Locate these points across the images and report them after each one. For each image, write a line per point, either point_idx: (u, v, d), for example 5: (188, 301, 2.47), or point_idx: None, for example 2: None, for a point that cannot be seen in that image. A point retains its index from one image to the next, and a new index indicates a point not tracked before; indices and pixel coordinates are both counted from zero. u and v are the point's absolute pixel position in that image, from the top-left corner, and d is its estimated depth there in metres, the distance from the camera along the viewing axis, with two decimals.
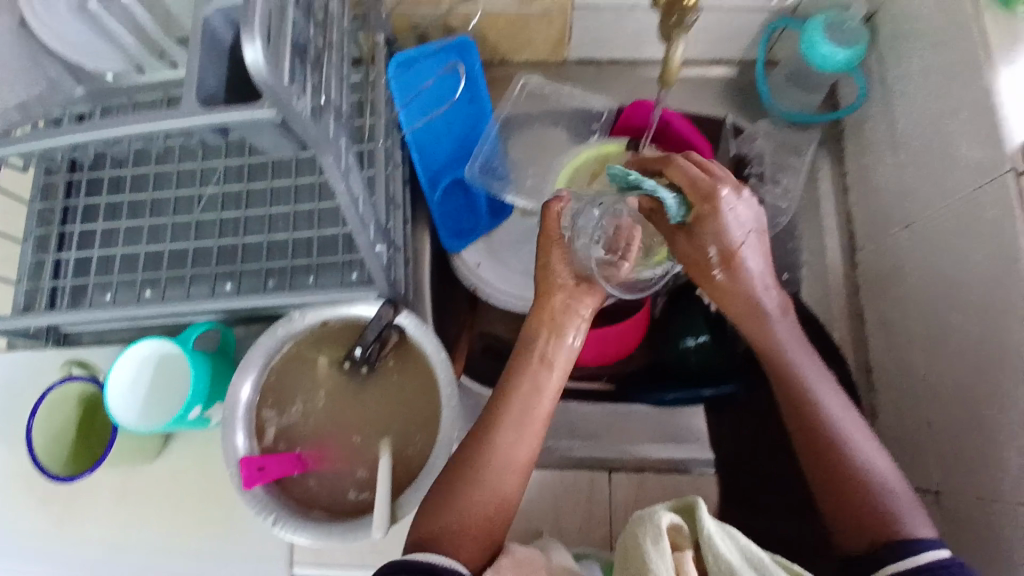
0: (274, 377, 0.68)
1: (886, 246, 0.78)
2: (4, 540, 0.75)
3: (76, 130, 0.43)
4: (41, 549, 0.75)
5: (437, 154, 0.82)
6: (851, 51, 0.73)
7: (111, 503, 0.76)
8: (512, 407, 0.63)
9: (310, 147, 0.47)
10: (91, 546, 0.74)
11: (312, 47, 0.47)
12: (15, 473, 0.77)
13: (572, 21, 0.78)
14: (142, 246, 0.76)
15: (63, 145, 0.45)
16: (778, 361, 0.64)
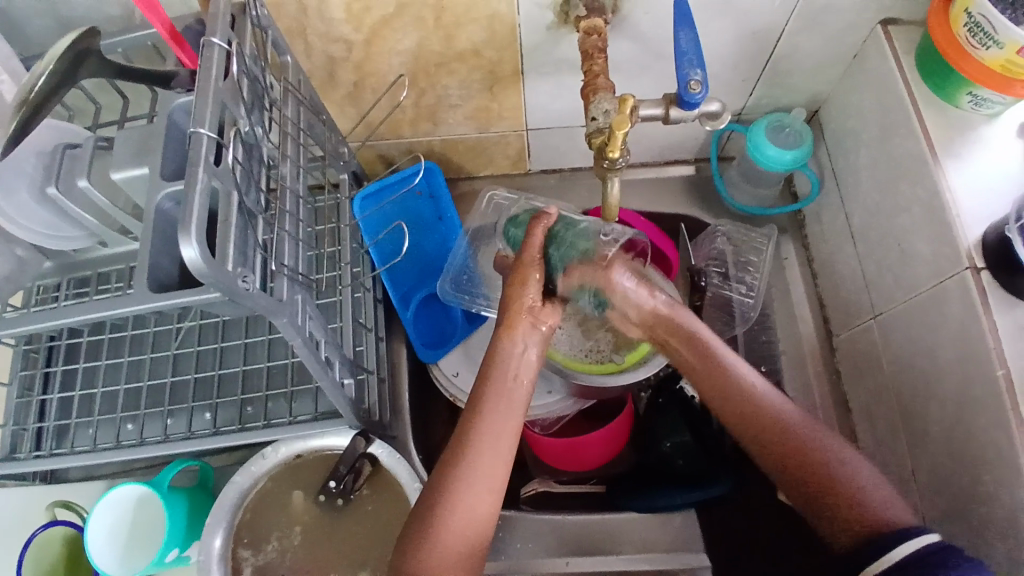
0: (249, 515, 0.68)
1: (860, 333, 0.77)
2: None
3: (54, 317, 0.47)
4: None
5: (408, 274, 0.85)
6: (799, 150, 0.78)
7: None
8: (471, 452, 0.55)
9: (262, 314, 0.49)
10: None
11: (260, 217, 0.51)
12: None
13: (528, 141, 0.86)
14: (123, 383, 0.78)
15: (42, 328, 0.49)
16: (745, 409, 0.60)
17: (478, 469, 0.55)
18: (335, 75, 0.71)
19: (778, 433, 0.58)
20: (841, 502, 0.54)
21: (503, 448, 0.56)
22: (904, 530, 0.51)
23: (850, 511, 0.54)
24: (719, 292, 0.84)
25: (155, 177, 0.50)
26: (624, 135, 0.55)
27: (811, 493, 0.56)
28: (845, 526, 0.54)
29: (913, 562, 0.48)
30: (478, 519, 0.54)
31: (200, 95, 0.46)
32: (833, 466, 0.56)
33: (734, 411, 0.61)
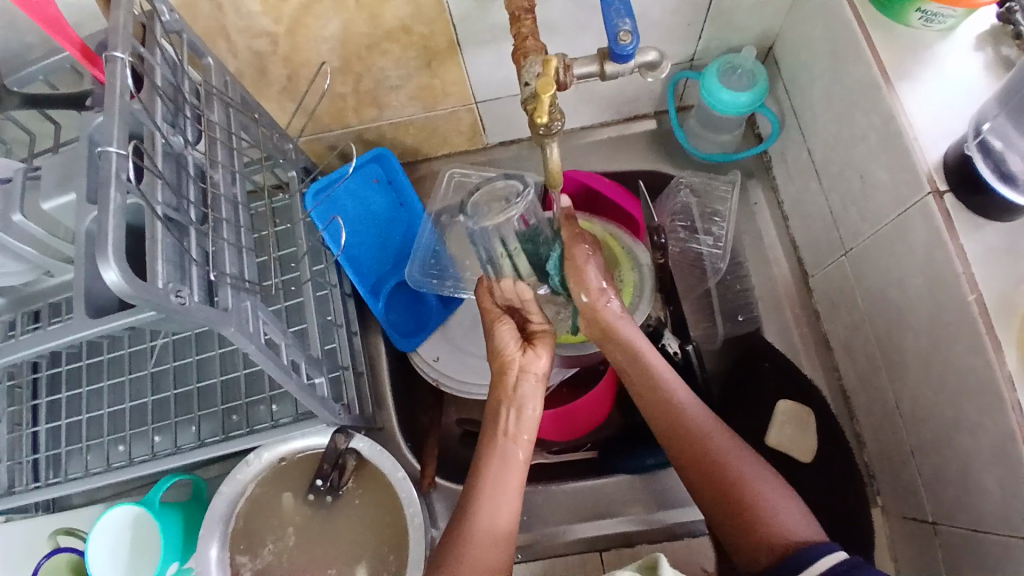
0: (242, 523, 0.69)
1: (833, 270, 0.76)
2: None
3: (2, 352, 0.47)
4: None
5: (375, 264, 0.84)
6: (753, 91, 0.77)
7: None
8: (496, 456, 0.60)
9: (208, 327, 0.48)
10: None
11: (193, 229, 0.50)
12: None
13: (479, 114, 0.84)
14: (105, 407, 0.77)
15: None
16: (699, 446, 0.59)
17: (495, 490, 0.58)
18: (266, 71, 0.69)
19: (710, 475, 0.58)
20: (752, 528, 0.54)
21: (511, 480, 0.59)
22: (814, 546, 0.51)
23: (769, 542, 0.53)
24: (687, 246, 0.84)
25: (81, 201, 0.49)
26: (551, 98, 0.54)
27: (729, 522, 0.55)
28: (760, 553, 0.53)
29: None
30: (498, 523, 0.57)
31: (106, 113, 0.45)
32: (756, 490, 0.55)
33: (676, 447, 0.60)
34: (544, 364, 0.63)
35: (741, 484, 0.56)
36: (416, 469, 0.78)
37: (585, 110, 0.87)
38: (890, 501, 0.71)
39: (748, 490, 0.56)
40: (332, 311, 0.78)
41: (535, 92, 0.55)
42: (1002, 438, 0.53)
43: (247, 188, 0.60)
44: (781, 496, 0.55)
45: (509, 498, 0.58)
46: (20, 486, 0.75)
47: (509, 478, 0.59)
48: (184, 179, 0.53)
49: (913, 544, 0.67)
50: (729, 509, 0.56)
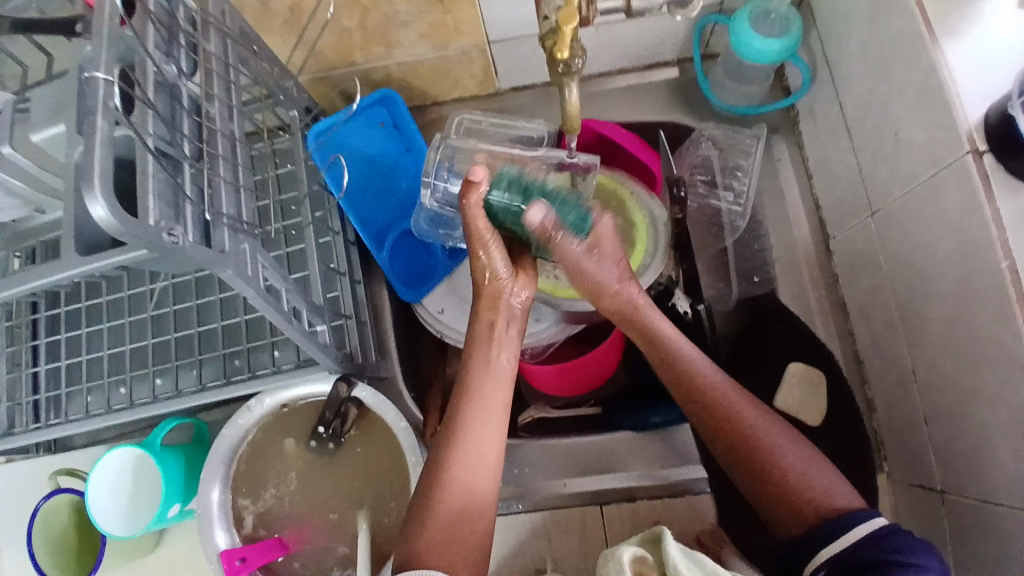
0: (244, 466, 0.69)
1: (857, 233, 0.73)
2: None
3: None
4: None
5: (381, 213, 0.81)
6: (787, 38, 0.72)
7: None
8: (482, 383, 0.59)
9: (206, 268, 0.46)
10: None
11: (189, 165, 0.48)
12: None
13: (492, 56, 0.79)
14: (106, 349, 0.77)
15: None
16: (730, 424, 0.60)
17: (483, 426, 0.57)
18: (267, 1, 0.65)
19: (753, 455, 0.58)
20: (796, 497, 0.55)
21: (493, 420, 0.58)
22: (853, 514, 0.52)
23: (798, 498, 0.55)
24: (706, 203, 0.81)
25: (69, 133, 0.46)
26: (573, 32, 0.50)
27: (764, 489, 0.57)
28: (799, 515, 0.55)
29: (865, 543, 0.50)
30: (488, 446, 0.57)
31: (92, 36, 0.42)
32: (786, 463, 0.57)
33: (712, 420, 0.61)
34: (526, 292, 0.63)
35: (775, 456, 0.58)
36: (417, 419, 0.78)
37: (604, 55, 0.82)
38: (897, 469, 0.70)
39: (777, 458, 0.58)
40: (335, 258, 0.76)
41: (555, 26, 0.51)
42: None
43: (246, 126, 0.57)
44: (810, 468, 0.57)
45: (489, 435, 0.57)
46: (21, 424, 0.75)
47: (491, 409, 0.58)
48: (179, 113, 0.50)
49: (918, 513, 0.67)
50: (773, 482, 0.57)
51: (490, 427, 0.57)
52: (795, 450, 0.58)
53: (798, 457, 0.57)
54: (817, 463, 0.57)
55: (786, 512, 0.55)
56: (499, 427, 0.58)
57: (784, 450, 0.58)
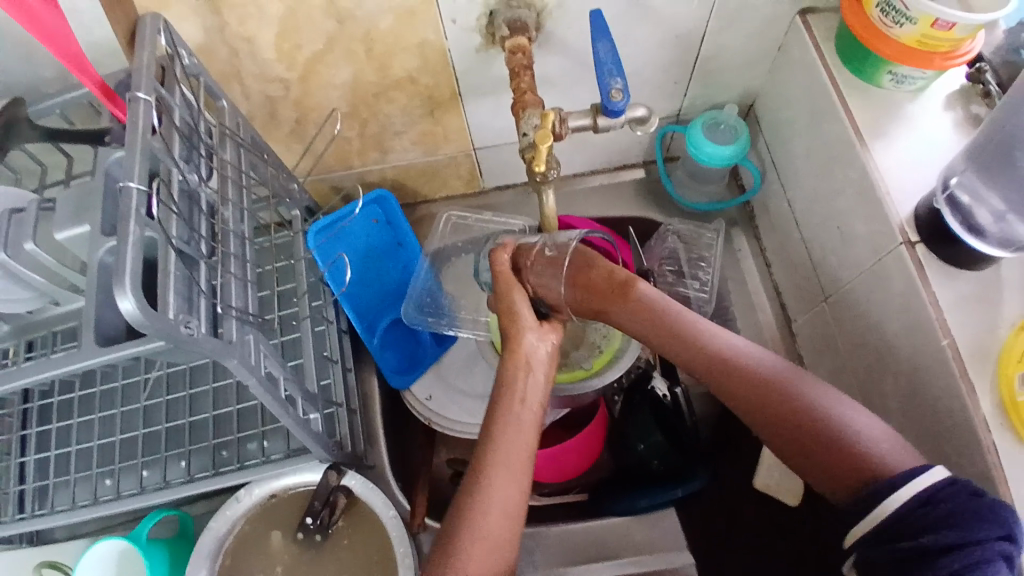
0: (228, 561, 0.67)
1: (816, 315, 0.79)
2: None
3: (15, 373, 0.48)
4: None
5: (373, 303, 0.86)
6: (737, 144, 0.81)
7: None
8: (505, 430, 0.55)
9: (213, 358, 0.49)
10: None
11: (203, 262, 0.52)
12: None
13: (477, 160, 0.88)
14: (94, 440, 0.77)
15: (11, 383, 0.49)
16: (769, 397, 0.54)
17: (503, 478, 0.53)
18: (276, 115, 0.73)
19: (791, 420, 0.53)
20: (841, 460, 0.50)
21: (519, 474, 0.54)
22: (906, 472, 0.47)
23: (853, 459, 0.50)
24: (674, 289, 0.86)
25: (96, 233, 0.51)
26: (549, 148, 0.58)
27: (814, 459, 0.51)
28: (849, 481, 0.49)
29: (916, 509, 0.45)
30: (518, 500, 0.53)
31: (127, 150, 0.47)
32: (831, 429, 0.51)
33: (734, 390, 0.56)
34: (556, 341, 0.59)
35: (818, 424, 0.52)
36: (405, 508, 0.78)
37: (579, 158, 0.91)
38: None
39: (818, 420, 0.52)
40: (328, 346, 0.79)
41: (532, 142, 0.59)
42: (981, 477, 0.55)
43: (253, 225, 0.62)
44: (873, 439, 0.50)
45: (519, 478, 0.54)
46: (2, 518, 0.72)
47: (516, 458, 0.54)
48: (196, 214, 0.55)
49: None
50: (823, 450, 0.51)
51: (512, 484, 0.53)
52: (849, 417, 0.52)
53: (844, 417, 0.52)
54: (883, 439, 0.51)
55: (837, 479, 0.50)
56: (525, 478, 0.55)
57: (831, 412, 0.52)
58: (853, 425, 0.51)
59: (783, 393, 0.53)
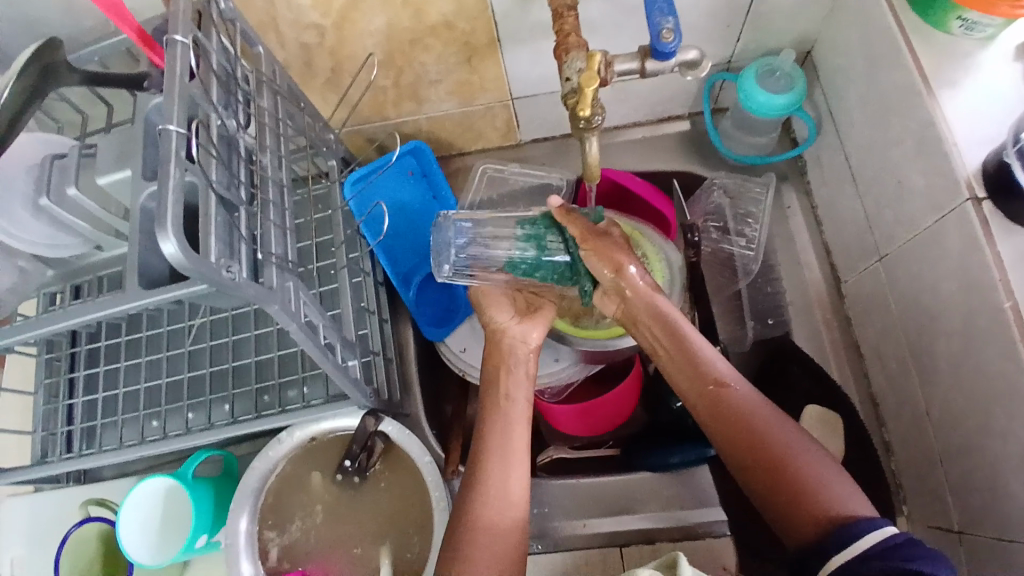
0: (272, 498, 0.70)
1: (867, 276, 0.75)
2: None
3: (60, 316, 0.50)
4: None
5: (408, 255, 0.86)
6: (792, 94, 0.77)
7: None
8: (496, 422, 0.62)
9: (253, 303, 0.50)
10: None
11: (242, 208, 0.53)
12: None
13: (515, 110, 0.85)
14: (143, 382, 0.80)
15: (54, 329, 0.51)
16: (758, 438, 0.56)
17: (496, 468, 0.59)
18: (311, 62, 0.72)
19: (767, 464, 0.54)
20: (806, 503, 0.51)
21: (516, 462, 0.60)
22: (865, 522, 0.48)
23: (809, 502, 0.51)
24: (720, 247, 0.85)
25: (137, 178, 0.51)
26: (594, 92, 0.55)
27: (775, 499, 0.53)
28: (808, 522, 0.50)
29: (876, 554, 0.45)
30: (510, 495, 0.58)
31: (166, 94, 0.47)
32: (809, 471, 0.53)
33: (720, 430, 0.58)
34: (540, 334, 0.68)
35: (793, 463, 0.53)
36: (440, 456, 0.79)
37: (620, 109, 0.87)
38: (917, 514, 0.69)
39: (793, 460, 0.54)
40: (366, 297, 0.79)
41: (577, 87, 0.56)
42: None
43: (291, 173, 0.62)
44: (845, 491, 0.51)
45: (514, 471, 0.59)
46: (55, 455, 0.78)
47: (511, 447, 0.61)
48: (235, 160, 0.55)
49: None
50: (789, 493, 0.52)
51: (512, 469, 0.59)
52: (827, 464, 0.53)
53: (816, 463, 0.53)
54: (853, 486, 0.52)
55: (794, 522, 0.51)
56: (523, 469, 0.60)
57: (805, 455, 0.54)
58: (836, 482, 0.52)
59: (768, 432, 0.56)
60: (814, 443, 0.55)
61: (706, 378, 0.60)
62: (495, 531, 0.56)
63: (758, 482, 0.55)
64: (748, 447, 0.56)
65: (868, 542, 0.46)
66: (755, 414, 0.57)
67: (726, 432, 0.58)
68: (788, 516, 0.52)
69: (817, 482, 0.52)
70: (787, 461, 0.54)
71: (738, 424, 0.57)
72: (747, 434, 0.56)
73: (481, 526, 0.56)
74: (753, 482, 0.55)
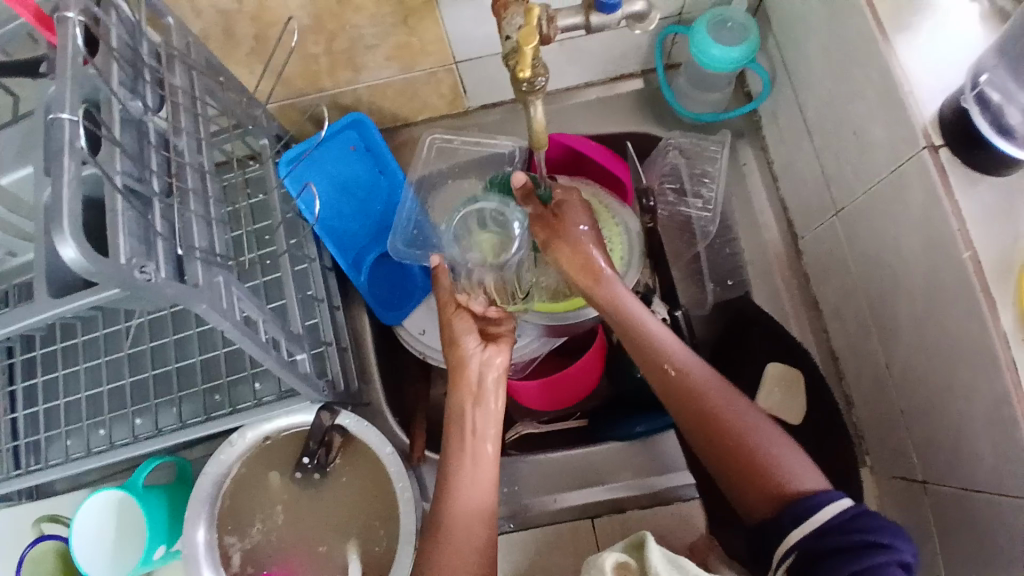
0: (228, 502, 0.67)
1: (824, 232, 0.75)
2: None
3: None
4: None
5: (357, 237, 0.81)
6: (745, 45, 0.74)
7: None
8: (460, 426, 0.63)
9: (179, 304, 0.46)
10: None
11: (159, 200, 0.48)
12: None
13: (459, 75, 0.80)
14: (82, 391, 0.75)
15: None
16: (712, 413, 0.56)
17: (466, 473, 0.60)
18: (231, 32, 0.65)
19: (722, 439, 0.55)
20: (760, 478, 0.52)
21: (486, 466, 0.61)
22: (818, 496, 0.50)
23: (766, 478, 0.52)
24: (676, 210, 0.83)
25: (37, 175, 0.46)
26: (534, 51, 0.51)
27: (732, 475, 0.54)
28: (765, 498, 0.52)
29: (834, 529, 0.47)
30: (478, 499, 0.59)
31: (57, 78, 0.42)
32: (762, 446, 0.54)
33: (675, 405, 0.58)
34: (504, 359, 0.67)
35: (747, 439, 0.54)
36: (405, 443, 0.77)
37: (569, 69, 0.84)
38: (880, 463, 0.71)
39: (748, 434, 0.55)
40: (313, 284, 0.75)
41: (517, 46, 0.52)
42: (994, 395, 0.52)
43: (216, 158, 0.57)
44: (796, 462, 0.53)
45: (484, 477, 0.60)
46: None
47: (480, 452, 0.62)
48: (146, 146, 0.50)
49: (902, 506, 0.67)
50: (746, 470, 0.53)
51: (478, 472, 0.61)
52: (779, 437, 0.54)
53: (769, 435, 0.54)
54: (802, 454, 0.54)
55: (751, 496, 0.53)
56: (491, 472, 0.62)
57: (757, 429, 0.55)
58: (792, 458, 0.53)
59: (722, 408, 0.56)
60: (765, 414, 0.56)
61: (660, 355, 0.60)
62: (468, 525, 0.58)
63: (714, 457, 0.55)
64: (703, 423, 0.56)
65: (822, 519, 0.48)
66: (708, 388, 0.57)
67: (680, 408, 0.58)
68: (745, 493, 0.53)
69: (772, 457, 0.53)
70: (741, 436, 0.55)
71: (692, 398, 0.57)
72: (705, 413, 0.56)
73: (456, 522, 0.57)
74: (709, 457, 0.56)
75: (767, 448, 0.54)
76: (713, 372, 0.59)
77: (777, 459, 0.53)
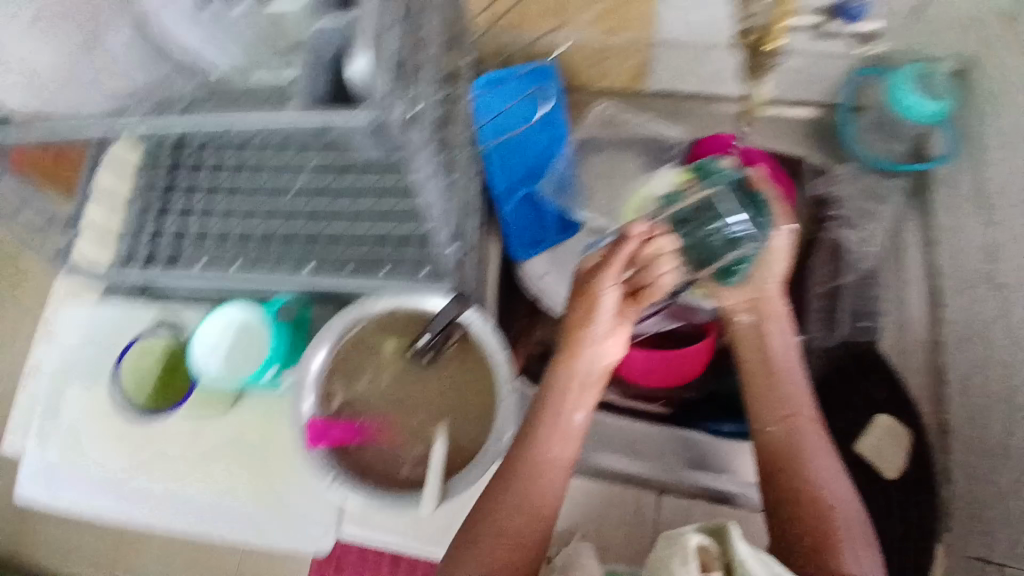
0: (343, 354, 0.70)
1: (975, 302, 0.74)
2: (67, 469, 0.78)
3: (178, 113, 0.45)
4: (101, 474, 0.77)
5: (514, 169, 0.86)
6: (939, 104, 0.77)
7: (172, 448, 0.77)
8: (557, 393, 0.63)
9: (400, 155, 0.48)
10: (146, 481, 0.76)
11: (406, 44, 0.48)
12: (88, 414, 0.80)
13: (659, 53, 0.84)
14: (211, 212, 0.76)
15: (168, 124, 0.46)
16: (796, 463, 0.62)
17: (549, 433, 0.62)
18: None
19: (798, 490, 0.61)
20: (819, 538, 0.58)
21: (568, 441, 0.62)
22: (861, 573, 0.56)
23: (819, 537, 0.58)
24: (835, 236, 0.80)
25: None
26: (781, 30, 0.58)
27: (793, 521, 0.60)
28: (803, 548, 0.59)
29: None
30: (558, 461, 0.62)
31: None
32: (834, 510, 0.59)
33: (768, 444, 0.64)
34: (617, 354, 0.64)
35: (823, 501, 0.60)
36: None
37: None
38: (964, 538, 0.70)
39: (825, 497, 0.60)
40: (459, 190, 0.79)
41: (761, 23, 0.59)
42: None
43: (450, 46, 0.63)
44: (857, 539, 0.58)
45: (565, 442, 0.62)
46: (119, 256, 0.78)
47: (567, 423, 0.62)
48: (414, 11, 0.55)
49: None
50: (805, 522, 0.59)
51: (560, 440, 0.62)
52: (853, 514, 0.59)
53: (843, 506, 0.60)
54: (864, 532, 0.59)
55: (795, 544, 0.59)
56: (573, 445, 0.63)
57: (834, 497, 0.60)
58: (845, 514, 0.59)
59: (811, 467, 0.61)
60: (847, 487, 0.61)
61: (786, 393, 0.65)
62: (541, 468, 0.61)
63: (784, 501, 0.61)
64: (784, 468, 0.62)
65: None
66: (806, 445, 0.62)
67: (773, 450, 0.63)
68: (801, 538, 0.59)
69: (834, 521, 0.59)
70: (818, 497, 0.60)
71: (788, 446, 0.63)
72: (788, 441, 0.63)
73: (538, 471, 0.61)
74: (771, 496, 0.62)
75: (827, 487, 0.60)
76: (818, 423, 0.64)
77: (826, 500, 0.60)
